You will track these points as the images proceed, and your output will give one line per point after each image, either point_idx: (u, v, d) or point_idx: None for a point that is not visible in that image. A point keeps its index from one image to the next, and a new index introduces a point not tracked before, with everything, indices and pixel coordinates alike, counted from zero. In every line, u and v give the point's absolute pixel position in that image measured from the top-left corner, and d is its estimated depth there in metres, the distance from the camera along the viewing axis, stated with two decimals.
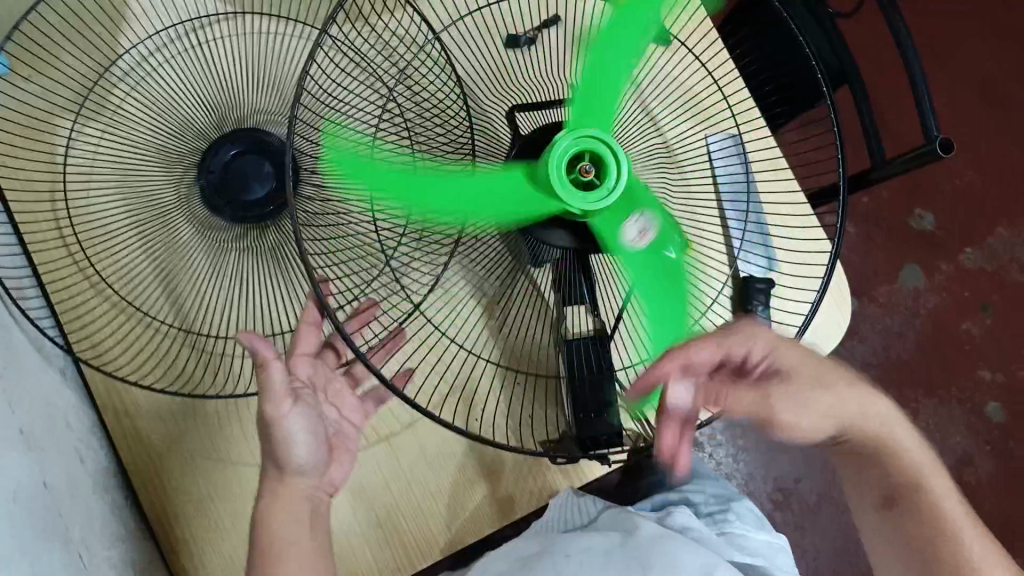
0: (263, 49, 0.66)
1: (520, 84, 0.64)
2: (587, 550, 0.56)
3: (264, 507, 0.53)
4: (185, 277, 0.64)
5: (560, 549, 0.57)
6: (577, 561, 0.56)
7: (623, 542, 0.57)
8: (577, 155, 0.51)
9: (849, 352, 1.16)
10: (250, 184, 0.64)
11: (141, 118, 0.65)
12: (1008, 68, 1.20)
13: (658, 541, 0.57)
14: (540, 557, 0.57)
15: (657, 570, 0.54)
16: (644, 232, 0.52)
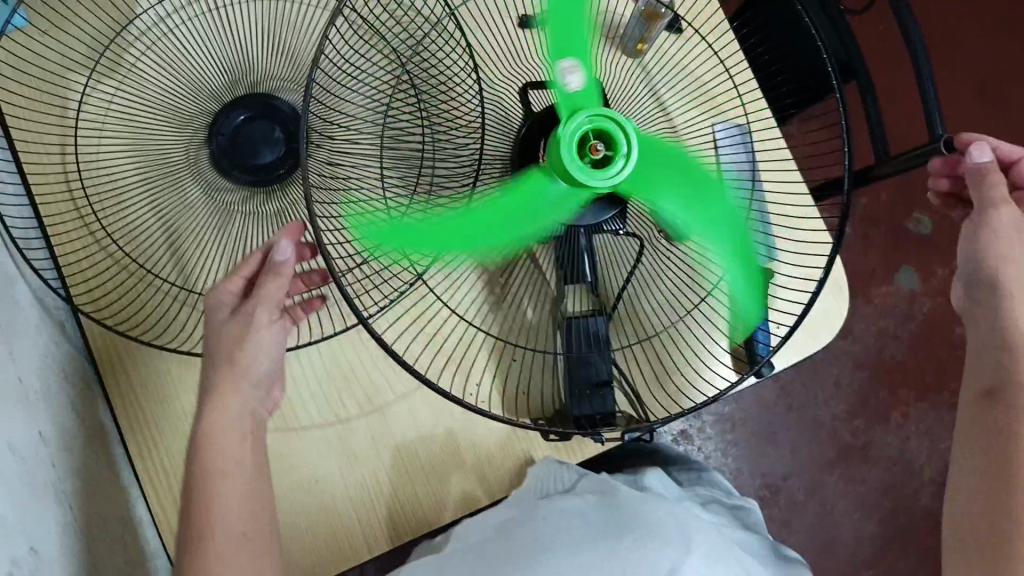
0: (282, 18, 0.66)
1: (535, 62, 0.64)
2: (566, 514, 0.60)
3: (225, 439, 0.52)
4: (191, 236, 0.65)
5: (539, 512, 0.61)
6: (555, 525, 0.59)
7: (599, 504, 0.61)
8: (590, 132, 0.51)
9: (842, 350, 1.21)
10: (257, 149, 0.65)
11: (155, 79, 0.66)
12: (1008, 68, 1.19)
13: (633, 506, 0.61)
14: (523, 521, 0.61)
15: (632, 535, 0.58)
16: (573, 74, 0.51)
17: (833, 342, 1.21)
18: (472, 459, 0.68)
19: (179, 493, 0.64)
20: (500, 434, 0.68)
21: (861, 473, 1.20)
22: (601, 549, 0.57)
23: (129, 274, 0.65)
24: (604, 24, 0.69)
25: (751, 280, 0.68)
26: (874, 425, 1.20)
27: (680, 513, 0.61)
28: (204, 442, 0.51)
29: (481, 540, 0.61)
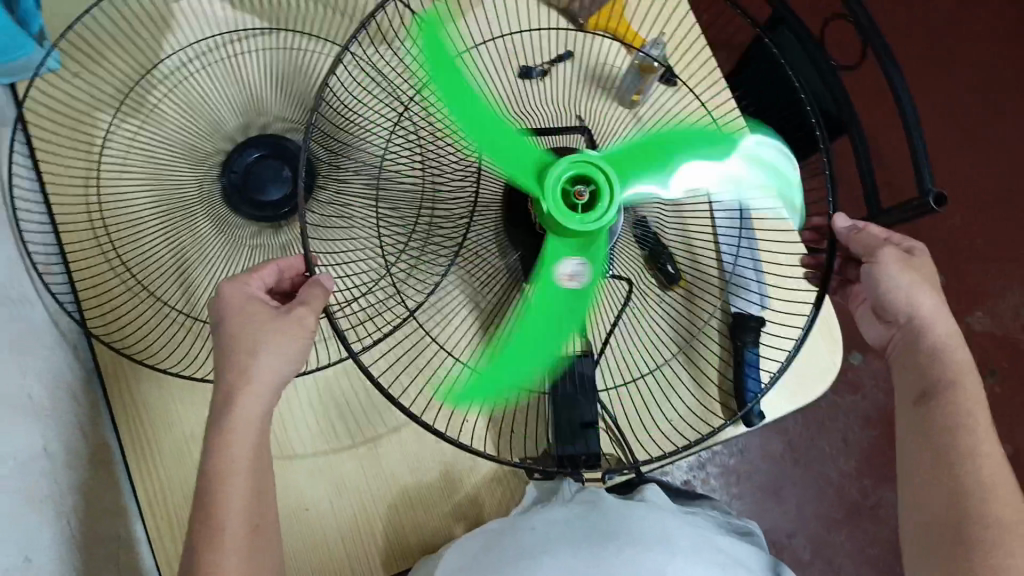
0: (292, 63, 0.71)
1: (528, 109, 0.68)
2: (554, 523, 0.59)
3: None
4: (198, 266, 0.67)
5: (525, 522, 0.60)
6: (542, 534, 0.58)
7: (586, 511, 0.60)
8: (573, 178, 0.54)
9: (849, 405, 1.20)
10: (267, 186, 0.69)
11: (174, 118, 0.70)
12: (1001, 130, 1.24)
13: (621, 512, 0.60)
14: (507, 531, 0.60)
15: (619, 539, 0.57)
16: (573, 275, 0.54)
17: (840, 396, 1.20)
18: (460, 493, 0.69)
19: (171, 516, 0.66)
20: (487, 471, 0.69)
21: (869, 533, 1.17)
22: (585, 555, 0.56)
23: (138, 300, 0.68)
24: (601, 75, 0.73)
25: (742, 327, 0.69)
26: (882, 484, 1.19)
27: (667, 521, 0.61)
28: None
29: (470, 556, 0.59)
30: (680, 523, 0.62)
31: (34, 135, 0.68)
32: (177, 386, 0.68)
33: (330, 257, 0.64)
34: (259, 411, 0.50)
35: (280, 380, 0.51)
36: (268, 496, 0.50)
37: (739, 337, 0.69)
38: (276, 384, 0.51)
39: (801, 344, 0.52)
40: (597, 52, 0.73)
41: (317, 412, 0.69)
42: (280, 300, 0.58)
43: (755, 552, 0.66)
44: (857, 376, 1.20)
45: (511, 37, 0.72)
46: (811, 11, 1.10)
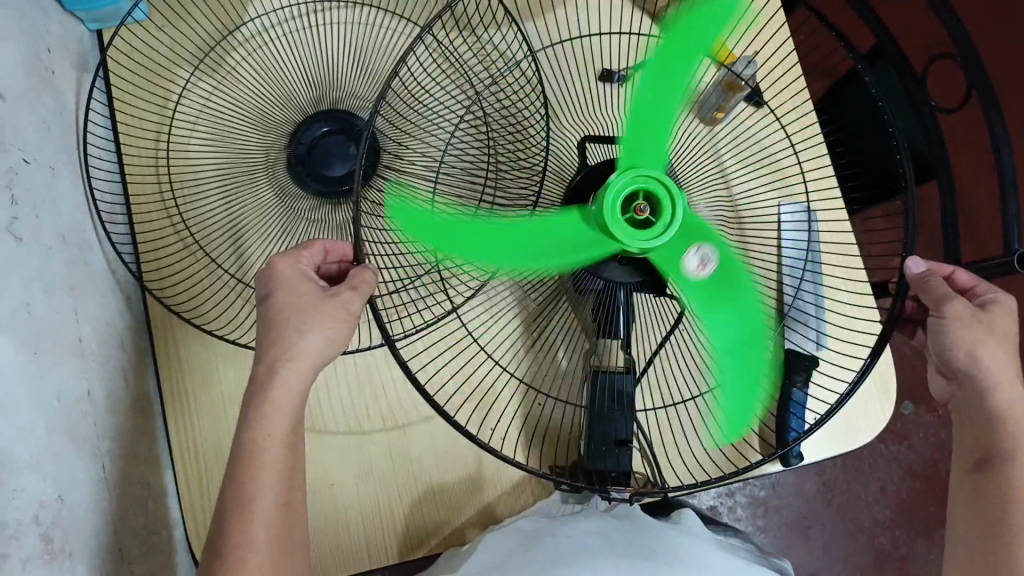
0: (372, 41, 0.71)
1: (593, 117, 0.66)
2: (588, 534, 0.57)
3: None
4: (255, 231, 0.69)
5: (560, 530, 0.58)
6: (576, 544, 0.56)
7: (621, 530, 0.58)
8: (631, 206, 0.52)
9: (894, 453, 1.16)
10: (331, 161, 0.68)
11: (249, 83, 0.71)
12: None
13: (655, 537, 0.58)
14: (541, 535, 0.58)
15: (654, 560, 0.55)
16: (704, 262, 0.53)
17: (885, 444, 1.16)
18: (485, 494, 0.69)
19: (202, 475, 0.67)
20: (514, 476, 0.69)
21: None
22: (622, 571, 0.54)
23: (194, 259, 0.69)
24: (685, 87, 0.70)
25: (792, 367, 0.66)
26: (915, 538, 1.15)
27: (702, 551, 0.58)
28: None
29: (500, 552, 0.57)
30: (714, 553, 0.59)
31: (113, 84, 0.70)
32: (221, 349, 0.69)
33: (381, 242, 0.64)
34: (297, 393, 0.49)
35: (321, 363, 0.51)
36: (297, 479, 0.50)
37: (787, 375, 0.66)
38: (316, 367, 0.51)
39: (851, 394, 0.50)
40: (682, 64, 0.71)
41: (352, 394, 0.69)
42: (328, 283, 0.55)
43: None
44: (907, 427, 1.16)
45: (596, 38, 0.71)
46: (913, 46, 1.05)
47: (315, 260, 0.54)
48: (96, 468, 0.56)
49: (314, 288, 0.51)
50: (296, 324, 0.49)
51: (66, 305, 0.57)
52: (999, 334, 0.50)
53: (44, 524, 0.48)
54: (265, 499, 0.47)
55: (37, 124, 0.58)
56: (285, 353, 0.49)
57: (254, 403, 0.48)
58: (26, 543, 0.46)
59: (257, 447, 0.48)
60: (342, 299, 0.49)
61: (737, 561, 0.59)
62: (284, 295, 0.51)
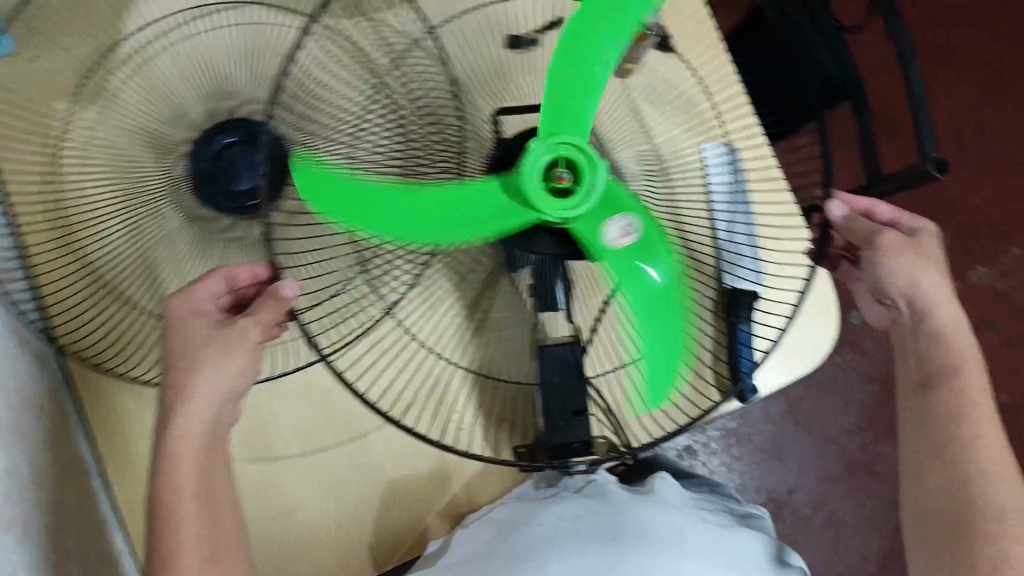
0: (258, 41, 0.67)
1: (503, 85, 0.64)
2: (561, 518, 0.56)
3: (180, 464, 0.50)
4: (169, 263, 0.65)
5: (534, 517, 0.57)
6: (551, 529, 0.55)
7: (594, 508, 0.57)
8: (550, 164, 0.51)
9: (850, 363, 1.19)
10: (238, 174, 0.66)
11: (135, 103, 0.67)
12: (1001, 90, 1.26)
13: (629, 509, 0.58)
14: (515, 525, 0.57)
15: (628, 540, 0.54)
16: (625, 234, 0.51)
17: (842, 355, 1.19)
18: (451, 483, 0.68)
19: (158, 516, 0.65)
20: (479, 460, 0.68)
21: (868, 488, 1.18)
22: (599, 555, 0.53)
23: (104, 300, 0.65)
24: None
25: (734, 303, 0.67)
26: (881, 440, 1.18)
27: (677, 520, 0.58)
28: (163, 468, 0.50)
29: (474, 546, 0.57)
30: (691, 520, 0.58)
31: None
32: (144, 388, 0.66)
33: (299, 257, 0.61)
34: (202, 419, 0.51)
35: (227, 396, 0.52)
36: None
37: (731, 312, 0.67)
38: (221, 401, 0.51)
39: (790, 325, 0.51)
40: None
41: (296, 412, 0.67)
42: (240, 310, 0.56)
43: (762, 537, 0.62)
44: (859, 335, 1.19)
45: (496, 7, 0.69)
46: None
47: (216, 291, 0.54)
48: None
49: (209, 323, 0.52)
50: (192, 361, 0.50)
51: None
52: (919, 249, 0.52)
53: None
54: (187, 526, 0.50)
55: None
56: (185, 390, 0.50)
57: (165, 441, 0.50)
58: None
59: (176, 496, 0.49)
60: (237, 331, 0.51)
61: (714, 525, 0.59)
62: (180, 332, 0.52)
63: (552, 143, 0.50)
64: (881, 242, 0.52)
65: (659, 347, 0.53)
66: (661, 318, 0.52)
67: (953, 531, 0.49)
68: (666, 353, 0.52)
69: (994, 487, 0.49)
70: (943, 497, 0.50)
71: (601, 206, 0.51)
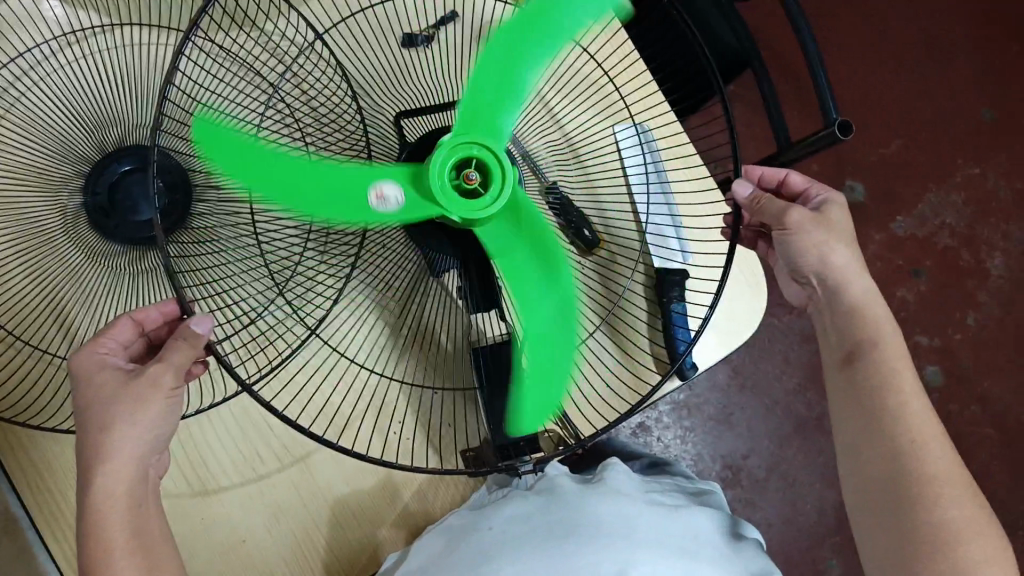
0: (138, 64, 0.64)
1: (400, 88, 0.63)
2: (510, 520, 0.55)
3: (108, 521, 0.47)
4: (77, 304, 0.62)
5: (484, 521, 0.56)
6: (500, 533, 0.54)
7: (544, 506, 0.56)
8: (455, 165, 0.49)
9: (787, 324, 1.21)
10: (137, 205, 0.64)
11: (18, 142, 0.63)
12: (900, 44, 1.30)
13: (577, 501, 0.57)
14: (467, 532, 0.56)
15: (577, 536, 0.53)
16: (380, 196, 0.47)
17: (778, 318, 1.21)
18: (401, 499, 0.66)
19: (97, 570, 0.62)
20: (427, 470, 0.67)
21: (818, 444, 1.20)
22: (548, 555, 0.52)
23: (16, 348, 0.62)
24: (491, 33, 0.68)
25: (666, 283, 0.66)
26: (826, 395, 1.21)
27: (627, 508, 0.57)
28: (86, 525, 0.47)
29: (427, 557, 0.56)
30: (640, 507, 0.58)
31: None
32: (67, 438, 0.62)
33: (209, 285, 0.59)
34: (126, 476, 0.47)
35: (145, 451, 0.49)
36: None
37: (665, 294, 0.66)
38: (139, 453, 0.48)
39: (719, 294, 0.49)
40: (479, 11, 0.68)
41: (231, 442, 0.65)
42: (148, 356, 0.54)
43: (716, 514, 0.62)
44: None
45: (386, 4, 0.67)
46: None
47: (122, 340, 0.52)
48: None
49: (118, 375, 0.49)
50: (103, 415, 0.47)
51: None
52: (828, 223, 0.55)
53: None
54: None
55: None
56: (105, 443, 0.47)
57: (87, 497, 0.47)
58: None
59: (105, 553, 0.46)
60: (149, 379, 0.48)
61: (664, 510, 0.59)
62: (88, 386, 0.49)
63: (501, 158, 0.49)
64: (787, 219, 0.55)
65: (293, 158, 0.46)
66: (292, 170, 0.45)
67: (893, 485, 0.50)
68: (247, 142, 0.44)
69: (923, 439, 0.50)
70: (878, 452, 0.51)
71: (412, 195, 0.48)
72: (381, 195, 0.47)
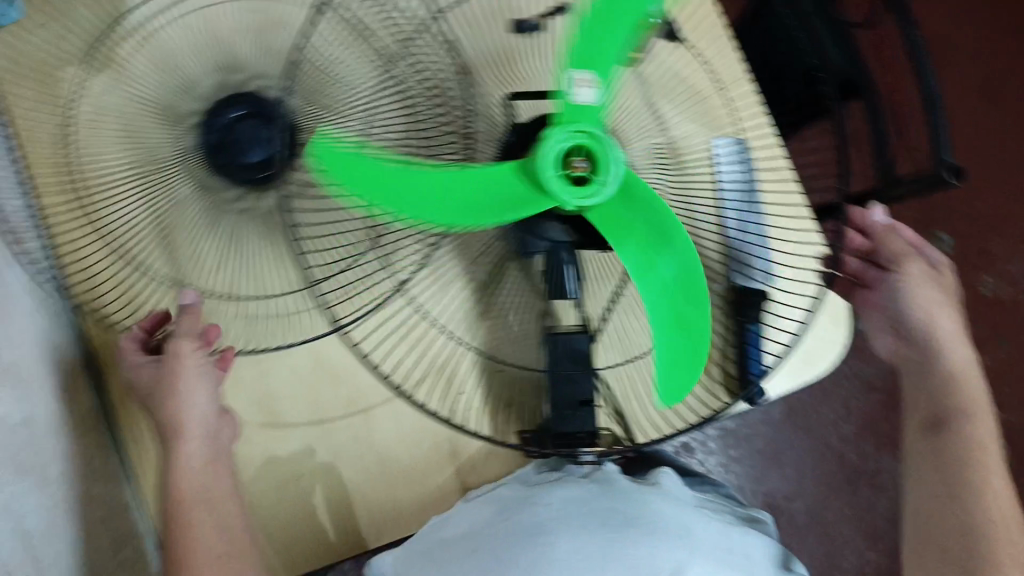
0: (268, 17, 0.70)
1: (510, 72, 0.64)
2: (568, 501, 0.56)
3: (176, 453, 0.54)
4: (183, 232, 0.66)
5: (541, 499, 0.57)
6: (558, 510, 0.55)
7: (602, 494, 0.57)
8: (568, 151, 0.51)
9: (851, 369, 1.19)
10: (248, 147, 0.65)
11: (145, 72, 0.67)
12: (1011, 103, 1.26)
13: (636, 497, 0.58)
14: (522, 507, 0.57)
15: (634, 527, 0.54)
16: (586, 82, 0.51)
17: (847, 363, 1.19)
18: (455, 463, 0.71)
19: None
20: None
21: (866, 497, 1.17)
22: (604, 538, 0.53)
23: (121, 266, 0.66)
24: None
25: (747, 303, 0.65)
26: (881, 449, 1.18)
27: (684, 515, 0.58)
28: None
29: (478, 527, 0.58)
30: (697, 517, 0.58)
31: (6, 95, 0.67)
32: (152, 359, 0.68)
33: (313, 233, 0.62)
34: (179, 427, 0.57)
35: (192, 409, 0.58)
36: None
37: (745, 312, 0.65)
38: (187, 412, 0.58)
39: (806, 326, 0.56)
40: None
41: (304, 388, 0.69)
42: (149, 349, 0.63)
43: (769, 542, 0.62)
44: (862, 340, 1.18)
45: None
46: None
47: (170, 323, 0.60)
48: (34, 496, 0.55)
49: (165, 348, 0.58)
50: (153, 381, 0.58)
51: None
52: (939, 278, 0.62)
53: None
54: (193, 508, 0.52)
55: None
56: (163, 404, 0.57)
57: None
58: None
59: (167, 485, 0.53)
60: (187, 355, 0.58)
61: (718, 523, 0.59)
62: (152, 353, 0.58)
63: (590, 200, 0.50)
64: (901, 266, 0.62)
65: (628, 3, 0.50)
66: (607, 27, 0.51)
67: None
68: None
69: None
70: None
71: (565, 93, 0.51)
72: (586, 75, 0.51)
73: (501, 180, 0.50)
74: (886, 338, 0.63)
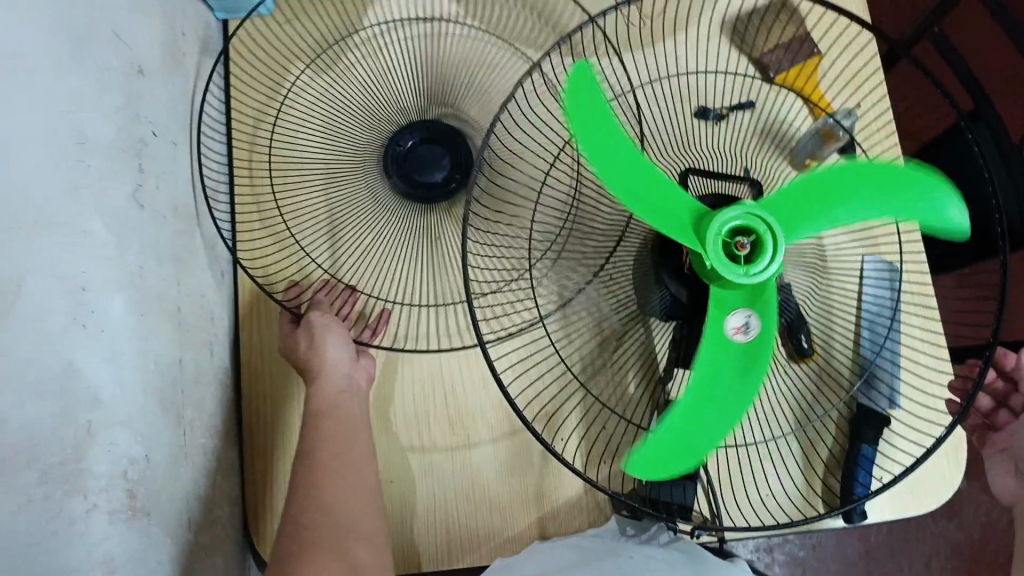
0: (484, 58, 0.75)
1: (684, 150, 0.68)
2: (653, 559, 0.58)
3: None
4: (349, 227, 0.72)
5: (629, 552, 0.59)
6: (642, 562, 0.57)
7: (687, 561, 0.59)
8: (757, 243, 0.47)
9: (941, 528, 1.14)
10: (425, 169, 0.72)
11: (359, 82, 0.75)
12: None
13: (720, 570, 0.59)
14: (607, 556, 0.59)
15: None
16: (737, 332, 0.47)
17: (934, 518, 1.14)
18: (539, 509, 0.69)
19: None
20: (571, 494, 0.69)
21: None
22: None
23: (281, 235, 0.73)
24: (778, 132, 0.72)
25: (863, 421, 0.64)
26: None
27: None
28: None
29: (558, 565, 0.59)
30: None
31: (233, 64, 0.75)
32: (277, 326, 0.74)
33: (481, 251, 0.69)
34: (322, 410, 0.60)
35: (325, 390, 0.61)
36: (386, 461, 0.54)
37: (858, 431, 0.64)
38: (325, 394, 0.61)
39: (917, 466, 0.46)
40: (778, 108, 0.72)
41: (419, 391, 0.71)
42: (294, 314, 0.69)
43: None
44: (958, 501, 1.13)
45: (699, 77, 0.73)
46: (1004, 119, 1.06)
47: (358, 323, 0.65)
48: (172, 426, 0.60)
49: None
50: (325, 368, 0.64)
51: (171, 275, 0.62)
52: None
53: (129, 478, 0.52)
54: None
55: (166, 101, 0.64)
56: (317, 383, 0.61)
57: None
58: (111, 493, 0.50)
59: None
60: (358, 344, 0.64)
61: None
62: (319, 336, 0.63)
63: (716, 221, 0.46)
64: None
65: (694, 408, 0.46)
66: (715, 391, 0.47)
67: None
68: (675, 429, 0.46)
69: None
70: None
71: (743, 296, 0.47)
72: (733, 327, 0.47)
73: (785, 211, 0.48)
74: (1005, 479, 0.68)
